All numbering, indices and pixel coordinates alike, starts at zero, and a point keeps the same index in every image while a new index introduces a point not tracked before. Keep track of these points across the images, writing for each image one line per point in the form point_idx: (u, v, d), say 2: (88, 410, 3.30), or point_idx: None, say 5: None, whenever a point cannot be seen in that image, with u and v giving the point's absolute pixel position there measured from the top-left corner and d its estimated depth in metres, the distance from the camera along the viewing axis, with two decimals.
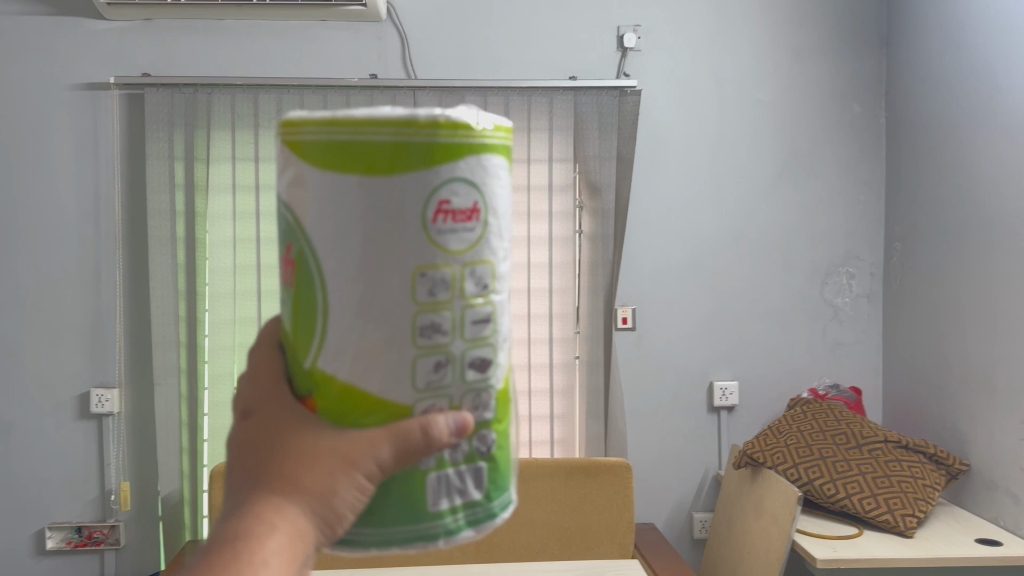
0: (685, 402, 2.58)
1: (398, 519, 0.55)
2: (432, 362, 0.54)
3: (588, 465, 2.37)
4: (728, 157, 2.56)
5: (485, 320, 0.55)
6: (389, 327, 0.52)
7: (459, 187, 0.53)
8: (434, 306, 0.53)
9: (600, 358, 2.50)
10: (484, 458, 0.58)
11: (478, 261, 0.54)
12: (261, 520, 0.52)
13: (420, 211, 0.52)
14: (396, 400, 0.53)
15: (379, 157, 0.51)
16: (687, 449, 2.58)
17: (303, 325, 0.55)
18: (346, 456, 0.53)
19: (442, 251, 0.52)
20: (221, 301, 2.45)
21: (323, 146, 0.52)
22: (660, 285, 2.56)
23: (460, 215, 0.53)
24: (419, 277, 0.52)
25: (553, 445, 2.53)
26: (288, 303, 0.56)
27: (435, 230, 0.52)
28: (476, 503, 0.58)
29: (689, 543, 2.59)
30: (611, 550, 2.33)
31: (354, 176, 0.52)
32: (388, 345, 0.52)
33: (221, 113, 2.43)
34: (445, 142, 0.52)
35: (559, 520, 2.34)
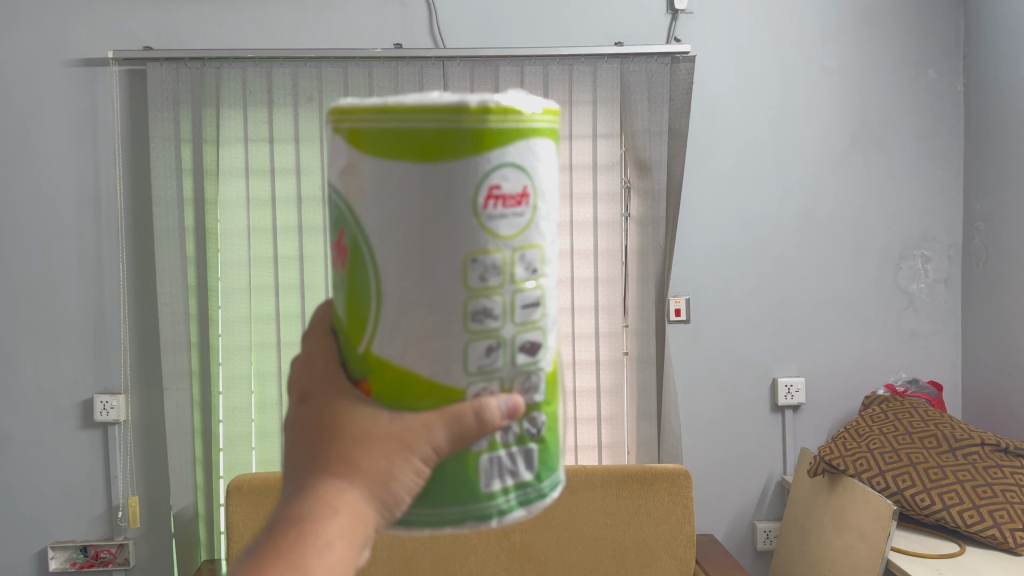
0: (746, 401, 2.34)
1: (452, 498, 0.59)
2: (484, 347, 0.57)
3: (643, 472, 2.15)
4: (790, 130, 2.32)
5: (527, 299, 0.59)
6: (441, 311, 0.56)
7: (509, 172, 0.56)
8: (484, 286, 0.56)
9: (652, 354, 2.26)
10: (536, 441, 0.62)
11: (526, 246, 0.58)
12: (324, 503, 0.57)
13: (472, 196, 0.55)
14: (449, 386, 0.58)
15: (432, 142, 0.55)
16: (749, 452, 2.35)
17: (358, 311, 0.59)
18: (401, 440, 0.58)
19: (492, 237, 0.56)
20: (234, 298, 2.22)
21: (379, 136, 0.56)
22: (716, 273, 2.32)
23: (508, 199, 0.56)
24: (471, 263, 0.56)
25: (601, 450, 2.29)
26: (345, 290, 0.60)
27: (485, 215, 0.56)
28: (529, 486, 0.61)
29: (752, 555, 2.36)
30: (671, 568, 2.10)
31: (410, 162, 0.55)
32: (442, 328, 0.56)
33: (231, 89, 2.20)
34: (494, 128, 0.55)
35: (614, 534, 2.11)
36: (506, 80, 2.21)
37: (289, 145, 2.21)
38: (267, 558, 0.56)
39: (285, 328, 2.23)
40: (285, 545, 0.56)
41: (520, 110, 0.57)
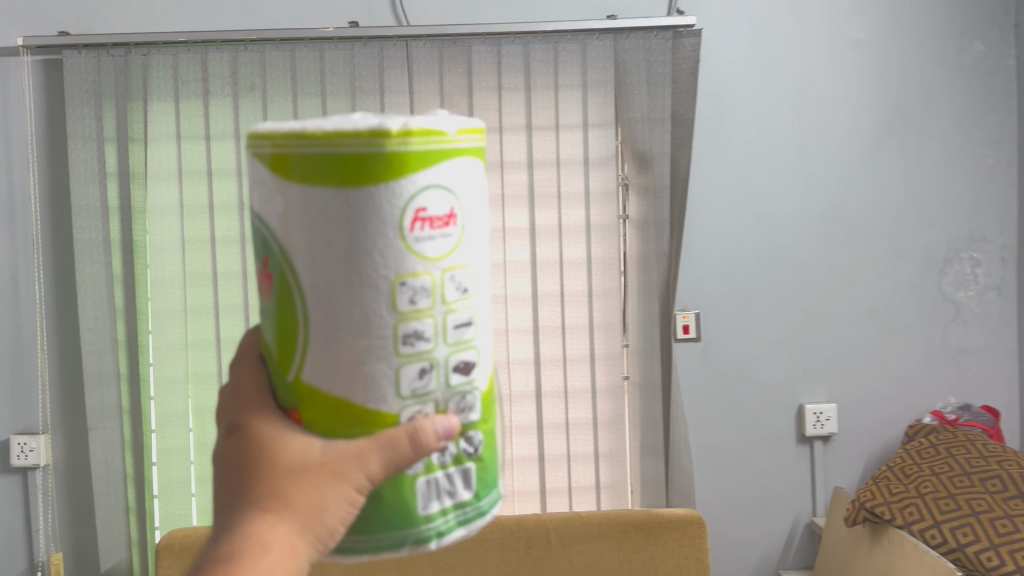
0: (770, 431, 2.01)
1: (389, 526, 0.52)
2: (416, 371, 0.50)
3: (647, 521, 1.82)
4: (815, 115, 1.99)
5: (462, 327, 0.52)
6: (366, 329, 0.49)
7: (435, 192, 0.49)
8: (413, 308, 0.50)
9: (657, 379, 1.93)
10: (471, 460, 0.55)
11: (458, 266, 0.51)
12: (252, 541, 0.51)
13: (397, 217, 0.48)
14: (380, 408, 0.51)
15: (354, 163, 0.47)
16: (773, 490, 2.02)
17: (284, 335, 0.52)
18: (331, 471, 0.51)
19: (420, 259, 0.49)
20: (168, 320, 1.92)
21: (296, 158, 0.49)
22: (731, 282, 1.99)
23: (436, 220, 0.49)
24: (399, 286, 0.49)
25: (600, 491, 1.97)
26: (271, 318, 0.53)
27: (413, 237, 0.49)
28: (467, 504, 0.54)
29: None
30: None
31: (330, 188, 0.48)
32: (372, 352, 0.49)
33: (160, 79, 1.89)
34: (421, 149, 0.48)
35: None
36: (480, 62, 1.89)
37: (229, 142, 1.90)
38: None
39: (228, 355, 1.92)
40: None
41: (446, 132, 0.50)
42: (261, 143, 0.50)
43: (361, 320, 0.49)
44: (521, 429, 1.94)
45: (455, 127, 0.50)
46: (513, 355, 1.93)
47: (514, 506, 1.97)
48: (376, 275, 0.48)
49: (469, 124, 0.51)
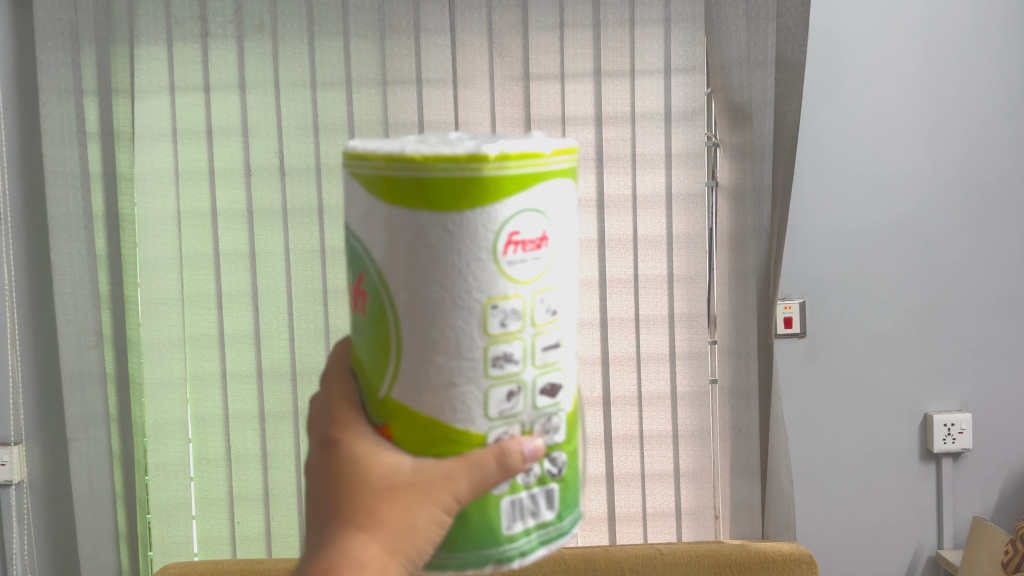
0: (885, 447, 1.66)
1: (475, 547, 0.51)
2: (504, 393, 0.51)
3: (744, 561, 1.48)
4: (950, 57, 1.60)
5: (551, 348, 0.52)
6: (455, 353, 0.49)
7: (528, 215, 0.49)
8: (505, 331, 0.49)
9: (752, 385, 1.58)
10: (556, 479, 0.54)
11: (549, 288, 0.51)
12: (347, 554, 0.51)
13: (491, 242, 0.48)
14: (469, 430, 0.50)
15: (450, 189, 0.47)
16: (889, 518, 1.66)
17: (373, 352, 0.51)
18: (421, 489, 0.50)
19: (510, 282, 0.49)
20: (162, 311, 1.59)
21: (393, 180, 0.48)
22: (842, 266, 1.62)
23: (526, 244, 0.49)
24: (490, 308, 0.49)
25: (681, 518, 1.63)
26: (363, 333, 0.52)
27: (504, 260, 0.49)
28: (549, 524, 0.54)
29: None
30: None
31: (424, 212, 0.48)
32: (462, 376, 0.49)
33: (148, 17, 1.55)
34: (518, 172, 0.48)
35: None
36: None
37: (232, 94, 1.56)
38: None
39: (232, 352, 1.59)
40: None
41: (545, 149, 0.49)
42: (351, 162, 0.50)
43: (451, 343, 0.49)
44: (585, 442, 1.60)
45: (552, 146, 0.49)
46: (576, 353, 1.59)
47: (576, 534, 1.63)
48: (469, 296, 0.48)
49: (565, 145, 0.50)
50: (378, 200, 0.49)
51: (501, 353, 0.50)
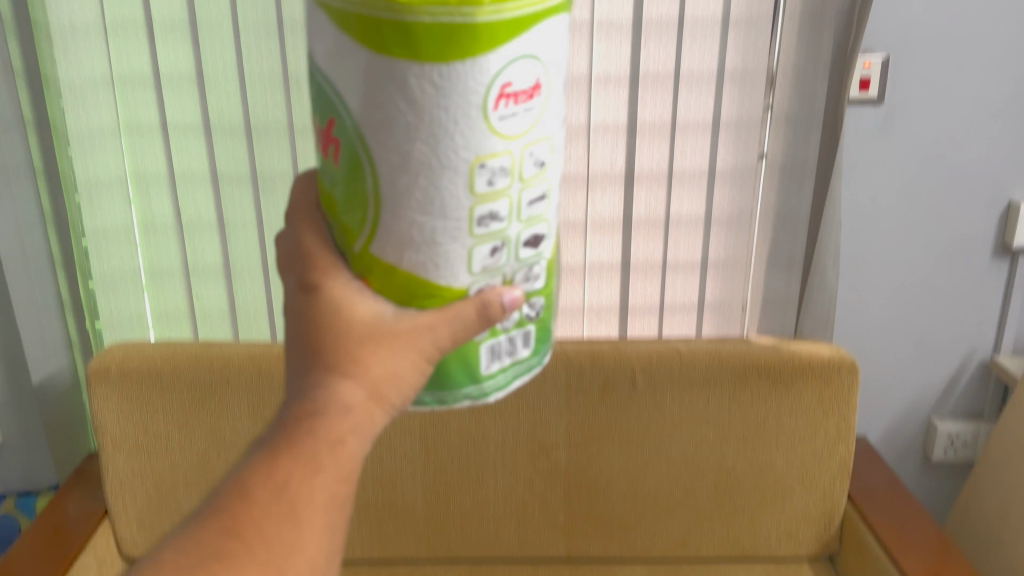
0: (953, 240, 1.40)
1: (460, 384, 0.59)
2: (490, 247, 0.56)
3: (774, 367, 1.29)
4: None
5: (533, 204, 0.57)
6: (443, 214, 0.53)
7: (521, 65, 0.52)
8: (492, 189, 0.54)
9: (809, 162, 1.29)
10: (532, 322, 0.61)
11: (538, 140, 0.55)
12: (330, 400, 0.56)
13: (482, 98, 0.51)
14: (451, 285, 0.56)
15: (440, 40, 0.49)
16: (942, 318, 1.45)
17: (355, 202, 0.55)
18: (407, 336, 0.56)
19: (499, 139, 0.53)
20: (79, 44, 1.27)
21: (385, 29, 0.49)
22: (942, 13, 1.26)
23: (512, 100, 0.52)
24: (478, 168, 0.53)
25: (703, 312, 1.42)
26: (341, 183, 0.56)
27: (497, 117, 0.52)
28: (524, 360, 0.62)
29: (918, 465, 1.55)
30: (804, 506, 1.33)
31: (408, 62, 0.50)
32: (447, 234, 0.54)
33: None
34: (514, 17, 0.50)
35: (719, 458, 1.31)
36: None
37: None
38: (282, 449, 0.55)
39: (172, 98, 1.30)
40: (297, 438, 0.55)
41: None
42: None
43: (438, 203, 0.53)
44: (599, 224, 1.36)
45: None
46: (597, 117, 1.29)
47: (583, 325, 1.44)
48: (457, 155, 0.52)
49: None
50: (358, 41, 0.51)
51: (485, 208, 0.54)
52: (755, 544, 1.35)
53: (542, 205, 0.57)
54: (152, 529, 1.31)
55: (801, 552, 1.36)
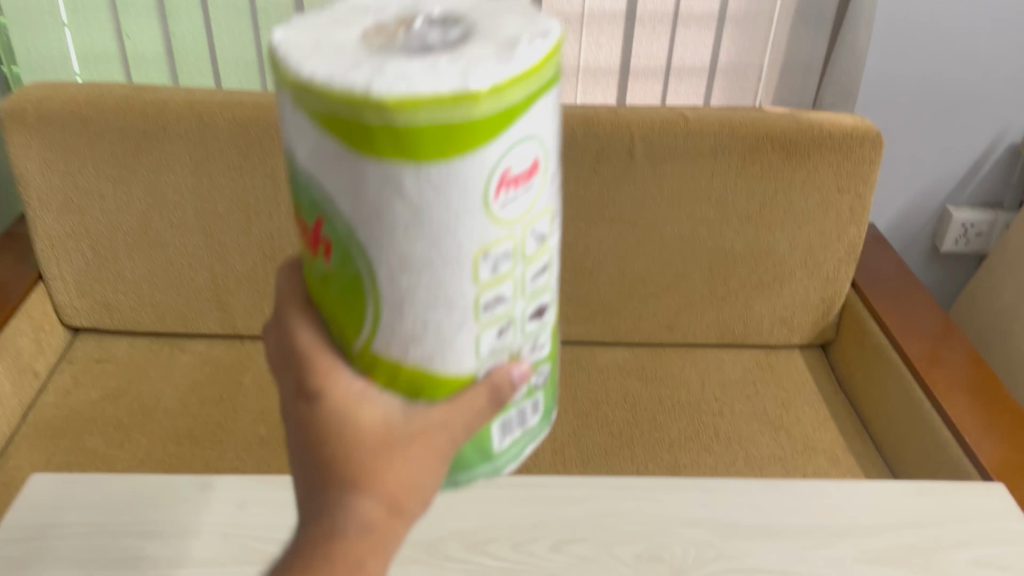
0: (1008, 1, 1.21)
1: (471, 472, 0.44)
2: (494, 332, 0.40)
3: (790, 139, 1.13)
4: None
5: (544, 277, 0.41)
6: (435, 336, 0.38)
7: (522, 141, 0.34)
8: (502, 281, 0.38)
9: None
10: (541, 389, 0.45)
11: (539, 216, 0.38)
12: (344, 519, 0.42)
13: (475, 193, 0.34)
14: (455, 372, 0.40)
15: (447, 141, 0.32)
16: (978, 94, 1.29)
17: (338, 292, 0.39)
18: (418, 437, 0.41)
19: (496, 229, 0.36)
20: None
21: (359, 129, 0.32)
22: None
23: (526, 178, 0.36)
24: (481, 257, 0.36)
25: (714, 77, 1.29)
26: (327, 271, 0.39)
27: (495, 206, 0.35)
28: (535, 427, 0.46)
29: (924, 256, 1.45)
30: (804, 292, 1.23)
31: (371, 161, 0.33)
32: (442, 338, 0.38)
33: None
34: (505, 99, 0.33)
35: (719, 239, 1.19)
36: None
37: None
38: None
39: None
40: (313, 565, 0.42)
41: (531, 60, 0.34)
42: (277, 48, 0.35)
43: (423, 324, 0.37)
44: None
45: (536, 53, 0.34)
46: None
47: (577, 90, 1.32)
48: (456, 249, 0.35)
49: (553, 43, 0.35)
50: (316, 134, 0.34)
51: (498, 309, 0.38)
52: (745, 330, 1.28)
53: (548, 277, 0.41)
54: (91, 296, 1.21)
55: (793, 340, 1.29)
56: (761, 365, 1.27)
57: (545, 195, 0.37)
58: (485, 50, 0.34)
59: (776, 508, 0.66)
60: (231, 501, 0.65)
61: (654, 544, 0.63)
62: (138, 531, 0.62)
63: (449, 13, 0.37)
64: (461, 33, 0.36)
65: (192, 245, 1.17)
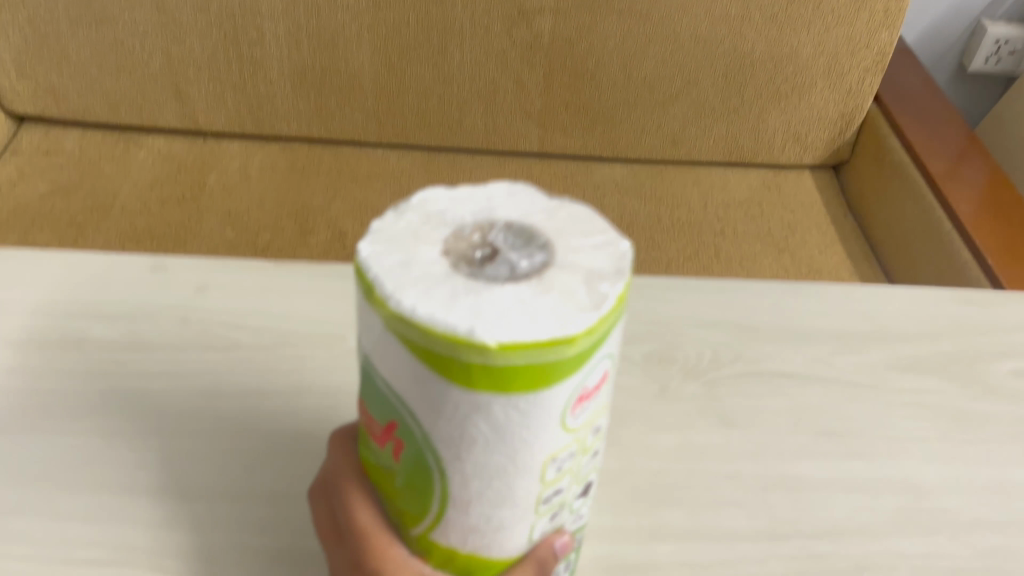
0: None
1: None
2: (549, 516, 0.35)
3: None
4: None
5: (597, 464, 0.36)
6: (499, 525, 0.33)
7: (600, 364, 0.31)
8: (563, 475, 0.33)
9: None
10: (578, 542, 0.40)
11: (602, 414, 0.34)
12: None
13: (555, 414, 0.30)
14: (504, 548, 0.35)
15: (543, 377, 0.28)
16: None
17: (406, 475, 0.34)
18: None
19: (563, 442, 0.32)
20: None
21: (454, 362, 0.28)
22: None
23: (601, 390, 0.32)
24: (550, 464, 0.32)
25: None
26: (395, 466, 0.34)
27: (569, 420, 0.31)
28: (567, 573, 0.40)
29: (951, 76, 1.34)
30: (823, 104, 1.14)
31: (456, 386, 0.29)
32: (508, 525, 0.34)
33: None
34: (599, 330, 0.29)
35: (736, 38, 1.08)
36: None
37: None
38: None
39: None
40: None
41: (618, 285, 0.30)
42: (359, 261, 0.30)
43: (484, 521, 0.33)
44: None
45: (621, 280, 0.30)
46: None
47: None
48: (528, 460, 0.31)
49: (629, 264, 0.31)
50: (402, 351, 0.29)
51: (557, 502, 0.34)
52: (755, 148, 1.18)
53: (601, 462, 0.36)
54: (34, 79, 1.09)
55: (804, 161, 1.20)
56: (769, 185, 1.18)
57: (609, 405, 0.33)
58: (572, 278, 0.30)
59: (803, 311, 0.59)
60: (187, 285, 0.57)
61: (667, 345, 0.56)
62: (80, 311, 0.54)
63: (530, 215, 0.33)
64: (541, 250, 0.32)
65: (146, 22, 1.04)
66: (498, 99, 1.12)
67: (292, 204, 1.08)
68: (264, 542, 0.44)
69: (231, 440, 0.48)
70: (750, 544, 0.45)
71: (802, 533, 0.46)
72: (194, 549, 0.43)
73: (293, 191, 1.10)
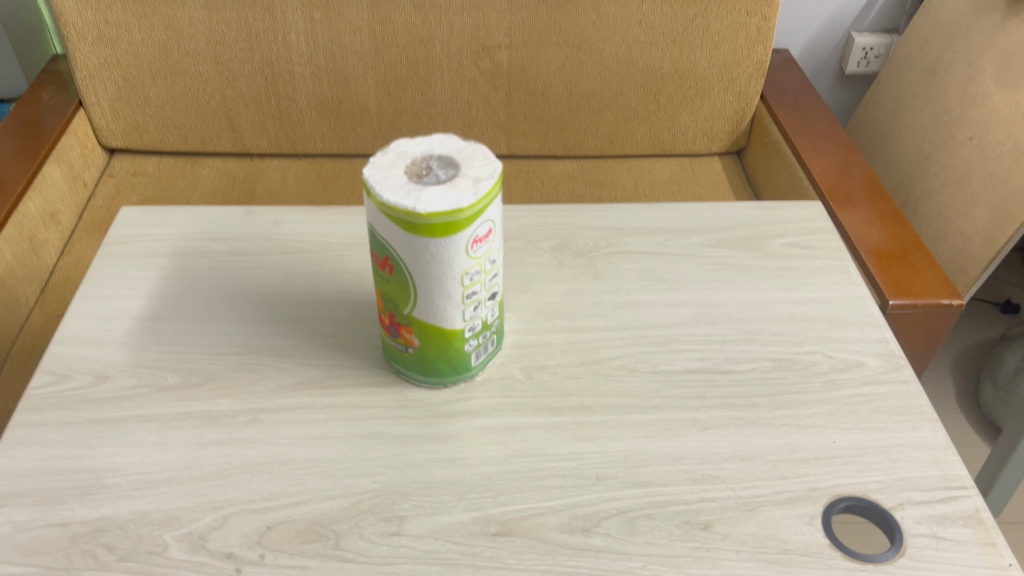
0: None
1: (457, 377, 0.73)
2: (472, 309, 0.69)
3: None
4: None
5: (497, 281, 0.70)
6: (444, 310, 0.67)
7: (485, 222, 0.64)
8: (475, 283, 0.67)
9: None
10: (495, 331, 0.74)
11: (494, 251, 0.67)
12: None
13: (462, 246, 0.64)
14: (450, 326, 0.68)
15: (453, 228, 0.62)
16: None
17: (395, 290, 0.68)
18: None
19: (471, 263, 0.65)
20: None
21: (413, 225, 0.62)
22: None
23: (488, 237, 0.65)
24: (466, 276, 0.66)
25: None
26: (389, 288, 0.68)
27: (471, 251, 0.65)
28: (492, 349, 0.74)
29: (832, 78, 1.68)
30: (722, 104, 1.48)
31: (414, 236, 0.62)
32: (448, 310, 0.67)
33: None
34: (479, 206, 0.62)
35: (648, 58, 1.42)
36: None
37: None
38: None
39: None
40: None
41: (489, 183, 0.63)
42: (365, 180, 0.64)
43: (436, 307, 0.67)
44: None
45: (492, 181, 0.64)
46: None
47: None
48: (454, 271, 0.65)
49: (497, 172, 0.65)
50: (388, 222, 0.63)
51: (474, 298, 0.68)
52: (674, 141, 1.53)
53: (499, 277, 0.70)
54: (124, 119, 1.45)
55: (713, 148, 1.55)
56: (685, 168, 1.53)
57: (496, 242, 0.67)
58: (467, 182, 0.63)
59: (654, 219, 0.93)
60: (266, 219, 0.91)
61: (566, 240, 0.90)
62: (206, 237, 0.89)
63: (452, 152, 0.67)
64: (455, 170, 0.65)
65: (206, 73, 1.40)
66: (472, 113, 1.47)
67: (321, 199, 1.43)
68: (326, 341, 0.78)
69: (301, 295, 0.82)
70: (604, 332, 0.79)
71: (634, 327, 0.79)
72: (287, 345, 0.77)
73: (320, 191, 1.45)
